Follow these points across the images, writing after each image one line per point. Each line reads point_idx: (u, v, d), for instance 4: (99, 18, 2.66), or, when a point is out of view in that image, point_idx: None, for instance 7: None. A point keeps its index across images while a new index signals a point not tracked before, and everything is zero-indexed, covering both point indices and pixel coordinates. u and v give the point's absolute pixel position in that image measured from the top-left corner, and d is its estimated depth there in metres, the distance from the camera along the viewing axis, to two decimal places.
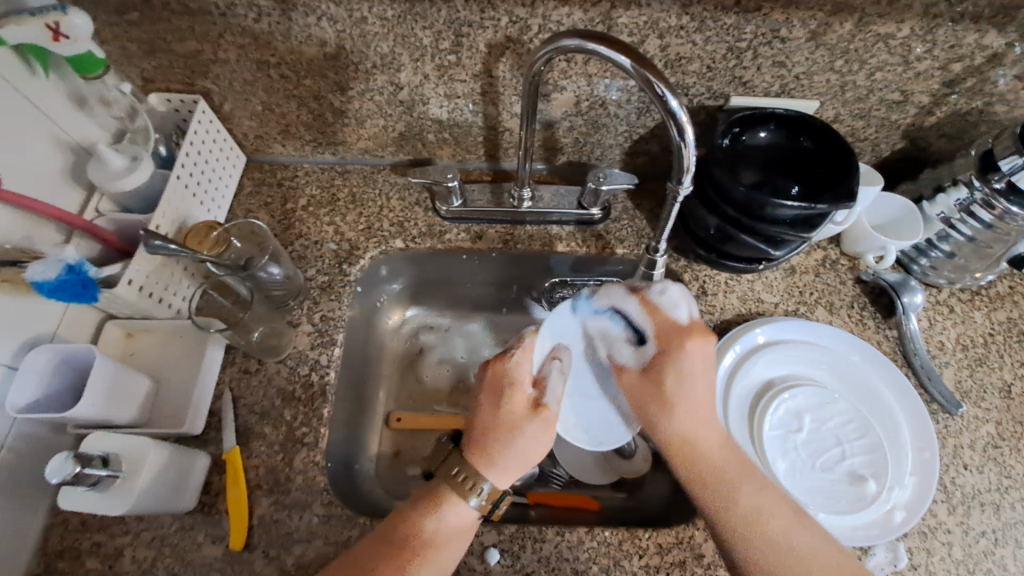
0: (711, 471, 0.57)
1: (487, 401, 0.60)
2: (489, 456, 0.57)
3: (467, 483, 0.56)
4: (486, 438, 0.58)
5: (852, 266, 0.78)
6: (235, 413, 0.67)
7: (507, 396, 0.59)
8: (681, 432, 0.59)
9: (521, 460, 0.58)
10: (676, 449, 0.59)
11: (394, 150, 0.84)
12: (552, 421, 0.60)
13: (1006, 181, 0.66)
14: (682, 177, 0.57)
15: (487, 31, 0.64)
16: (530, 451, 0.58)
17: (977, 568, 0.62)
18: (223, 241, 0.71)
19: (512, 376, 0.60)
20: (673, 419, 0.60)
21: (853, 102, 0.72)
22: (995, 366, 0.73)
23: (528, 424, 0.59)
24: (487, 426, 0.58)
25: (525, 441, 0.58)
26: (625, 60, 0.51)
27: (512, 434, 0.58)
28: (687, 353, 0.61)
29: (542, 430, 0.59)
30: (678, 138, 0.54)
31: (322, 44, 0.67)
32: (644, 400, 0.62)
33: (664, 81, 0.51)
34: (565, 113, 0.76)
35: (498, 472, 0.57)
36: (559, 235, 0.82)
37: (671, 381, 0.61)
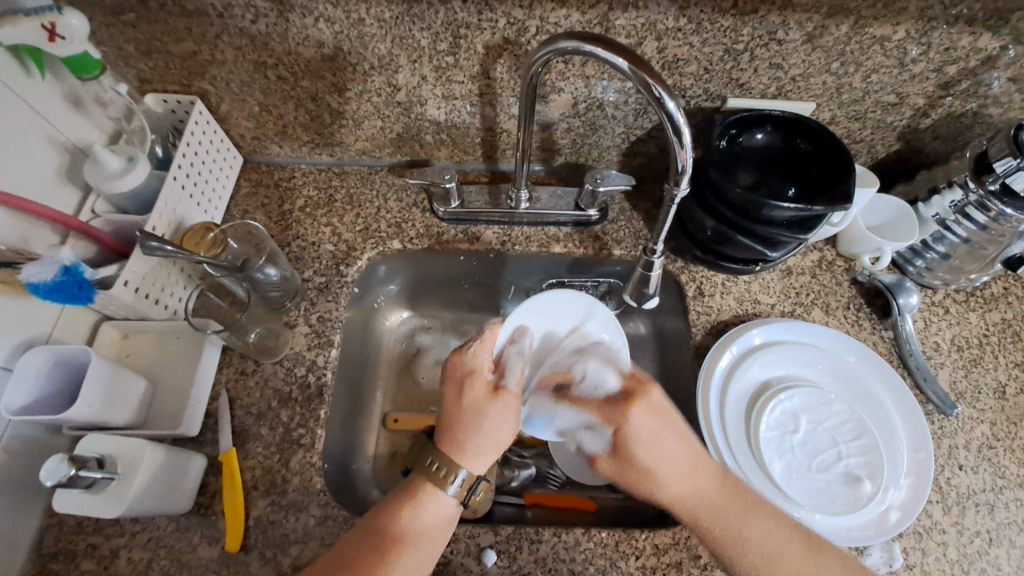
0: (716, 523, 0.57)
1: (449, 392, 0.63)
2: (458, 445, 0.59)
3: (442, 473, 0.57)
4: (453, 428, 0.60)
5: (848, 267, 0.78)
6: (232, 414, 0.67)
7: (467, 384, 0.62)
8: (678, 493, 0.59)
9: (492, 442, 0.60)
10: (678, 505, 0.59)
11: (392, 151, 0.83)
12: (513, 402, 0.63)
13: (1000, 183, 0.67)
14: (679, 178, 0.57)
15: (485, 32, 0.64)
16: (498, 431, 0.61)
17: (972, 568, 0.62)
18: (218, 241, 0.70)
19: (472, 367, 0.64)
20: (667, 480, 0.59)
21: (849, 104, 0.72)
22: (990, 366, 0.74)
23: (491, 406, 0.61)
24: (452, 416, 0.61)
25: (494, 422, 0.61)
26: (622, 61, 0.51)
27: (478, 418, 0.61)
28: (643, 409, 0.62)
29: (507, 409, 0.62)
30: (675, 140, 0.54)
31: (320, 45, 0.67)
32: (622, 470, 0.62)
33: (661, 83, 0.51)
34: (563, 114, 0.76)
35: (471, 457, 0.59)
36: (556, 236, 0.82)
37: (639, 445, 0.61)
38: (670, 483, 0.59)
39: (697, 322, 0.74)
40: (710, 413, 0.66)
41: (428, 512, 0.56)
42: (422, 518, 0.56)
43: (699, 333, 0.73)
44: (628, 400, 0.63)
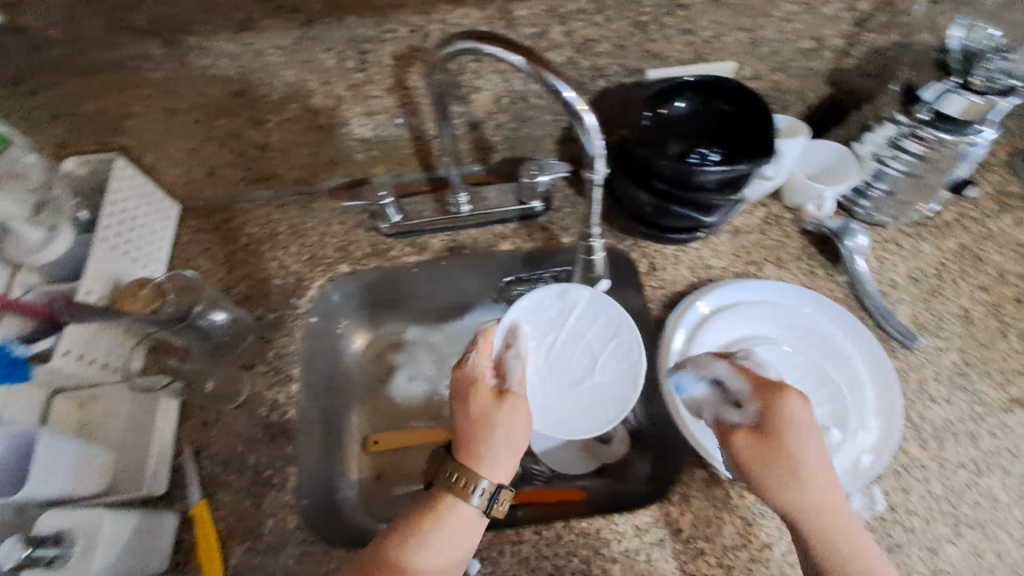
0: (831, 531, 0.51)
1: (459, 405, 0.63)
2: (475, 455, 0.59)
3: (463, 483, 0.57)
4: (467, 438, 0.60)
5: (796, 218, 0.78)
6: (198, 467, 0.67)
7: (472, 394, 0.63)
8: (792, 498, 0.53)
9: (509, 446, 0.60)
10: (796, 504, 0.53)
11: (328, 175, 0.83)
12: (520, 405, 0.64)
13: (932, 110, 0.66)
14: (595, 161, 0.57)
15: (389, 44, 0.63)
16: (511, 436, 0.61)
17: (958, 501, 0.62)
18: (159, 295, 0.68)
19: (474, 375, 0.65)
20: (805, 477, 0.53)
21: (769, 57, 0.71)
22: (952, 295, 0.73)
23: (499, 411, 0.62)
24: (465, 428, 0.61)
25: (508, 428, 0.61)
26: (518, 59, 0.50)
27: (490, 425, 0.61)
28: (796, 414, 0.56)
29: (518, 413, 0.63)
30: (578, 129, 0.53)
31: (227, 82, 0.65)
32: (761, 454, 0.55)
33: (554, 71, 0.51)
34: (488, 111, 0.75)
35: (490, 467, 0.59)
36: (503, 235, 0.82)
37: (791, 431, 0.55)
38: (805, 484, 0.53)
39: (653, 297, 0.74)
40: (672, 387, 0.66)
41: (445, 539, 0.54)
42: (441, 546, 0.54)
43: (656, 308, 0.73)
44: (768, 394, 0.57)
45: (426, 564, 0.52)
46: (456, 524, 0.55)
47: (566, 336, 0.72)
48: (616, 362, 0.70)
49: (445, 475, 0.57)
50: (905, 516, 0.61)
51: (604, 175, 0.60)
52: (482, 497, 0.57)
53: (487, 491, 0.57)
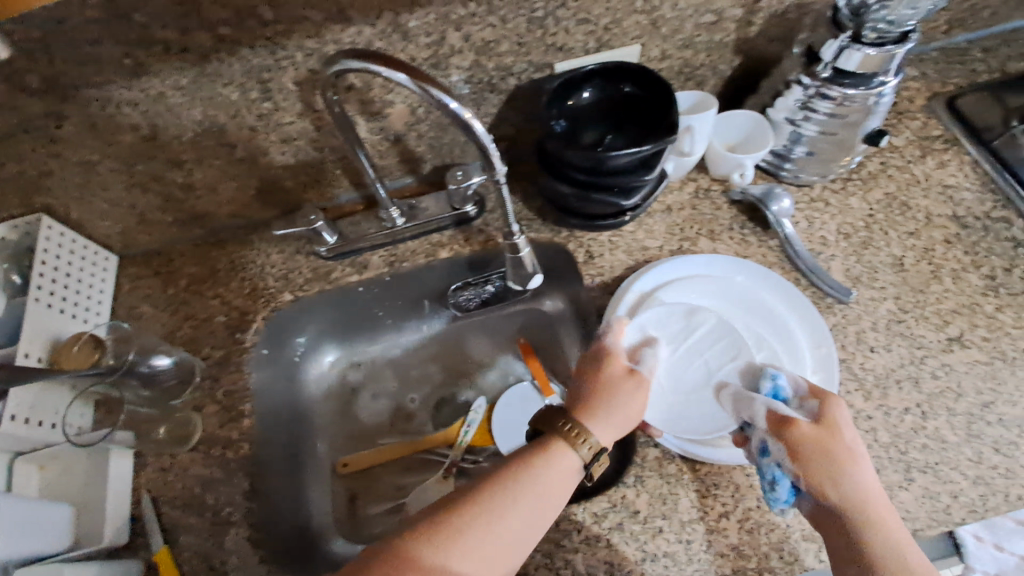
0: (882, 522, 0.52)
1: (585, 369, 0.63)
2: (593, 413, 0.59)
3: (575, 430, 0.56)
4: (586, 403, 0.60)
5: (724, 189, 0.79)
6: (157, 513, 0.67)
7: (608, 361, 0.63)
8: (854, 487, 0.53)
9: (617, 419, 0.59)
10: (856, 493, 0.53)
11: (261, 206, 0.83)
12: (643, 384, 0.61)
13: (832, 68, 0.66)
14: (494, 162, 0.58)
15: (289, 70, 0.63)
16: (627, 409, 0.60)
17: (908, 446, 0.63)
18: (94, 348, 0.70)
19: (605, 351, 0.64)
20: (863, 471, 0.54)
21: (672, 36, 0.72)
22: (882, 244, 0.74)
23: (625, 382, 0.61)
24: (586, 389, 0.61)
25: (624, 401, 0.60)
26: (402, 77, 0.50)
27: (611, 392, 0.60)
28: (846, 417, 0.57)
29: (641, 392, 0.61)
30: (471, 135, 0.54)
31: (135, 128, 0.66)
32: (824, 447, 0.54)
33: (440, 85, 0.51)
34: (407, 124, 0.76)
35: (602, 428, 0.58)
36: (440, 242, 0.83)
37: (846, 433, 0.56)
38: (865, 478, 0.54)
39: (593, 285, 0.74)
40: None
41: (540, 487, 0.53)
42: (538, 491, 0.52)
43: (596, 295, 0.74)
44: (825, 395, 0.58)
45: (513, 509, 0.51)
46: (557, 471, 0.54)
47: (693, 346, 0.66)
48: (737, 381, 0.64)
49: (562, 423, 0.57)
50: None
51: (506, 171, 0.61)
52: (587, 449, 0.56)
53: (595, 446, 0.56)
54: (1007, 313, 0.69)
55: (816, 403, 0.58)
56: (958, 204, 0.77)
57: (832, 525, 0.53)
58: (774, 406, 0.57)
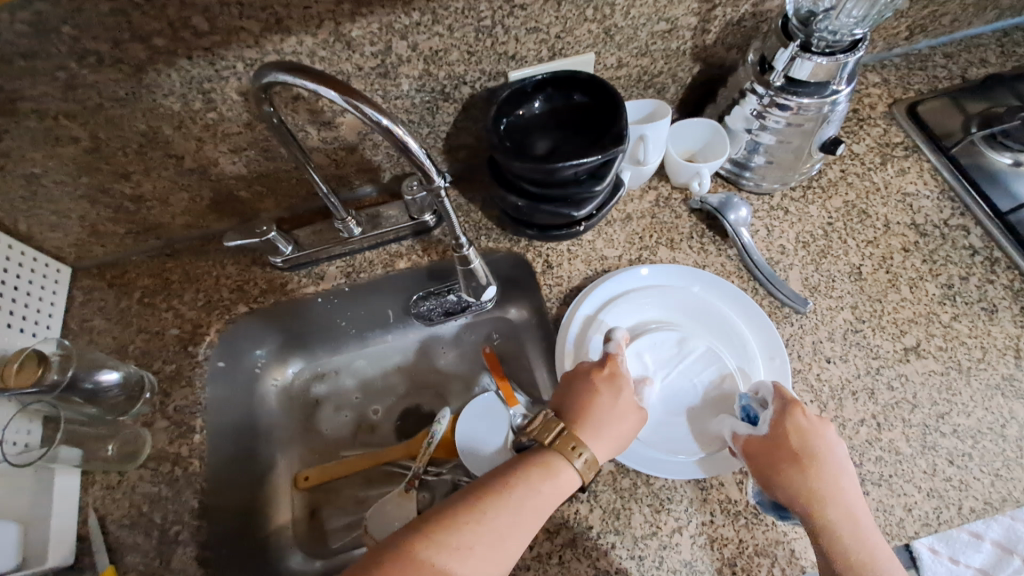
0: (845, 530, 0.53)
1: (596, 384, 0.60)
2: (596, 434, 0.57)
3: (570, 446, 0.56)
4: (578, 416, 0.58)
5: (684, 197, 0.78)
6: (103, 533, 0.65)
7: (619, 383, 0.60)
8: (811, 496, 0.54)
9: (609, 434, 0.57)
10: (814, 500, 0.54)
11: (217, 216, 0.81)
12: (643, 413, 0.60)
13: (784, 77, 0.66)
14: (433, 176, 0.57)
15: (231, 80, 0.62)
16: (626, 436, 0.58)
17: (863, 458, 0.62)
18: (39, 363, 0.66)
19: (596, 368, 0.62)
20: (818, 481, 0.54)
21: (627, 44, 0.72)
22: (841, 252, 0.73)
23: (631, 409, 0.59)
24: (595, 408, 0.58)
25: (619, 417, 0.58)
26: (332, 94, 0.49)
27: (618, 415, 0.58)
28: (806, 425, 0.57)
29: (630, 406, 0.60)
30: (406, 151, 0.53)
31: (77, 140, 0.64)
32: (775, 462, 0.55)
33: (373, 104, 0.50)
34: (360, 133, 0.75)
35: (600, 452, 0.57)
36: (399, 252, 0.82)
37: (801, 446, 0.56)
38: (825, 489, 0.54)
39: (551, 295, 0.73)
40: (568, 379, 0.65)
41: (537, 504, 0.53)
42: (536, 508, 0.53)
43: (554, 305, 0.73)
44: (786, 406, 0.58)
45: (509, 527, 0.51)
46: (552, 488, 0.54)
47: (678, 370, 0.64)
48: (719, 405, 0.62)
49: (560, 439, 0.56)
50: None
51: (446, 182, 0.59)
52: (582, 464, 0.55)
53: (590, 461, 0.56)
54: (963, 322, 0.69)
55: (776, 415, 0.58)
56: (917, 211, 0.76)
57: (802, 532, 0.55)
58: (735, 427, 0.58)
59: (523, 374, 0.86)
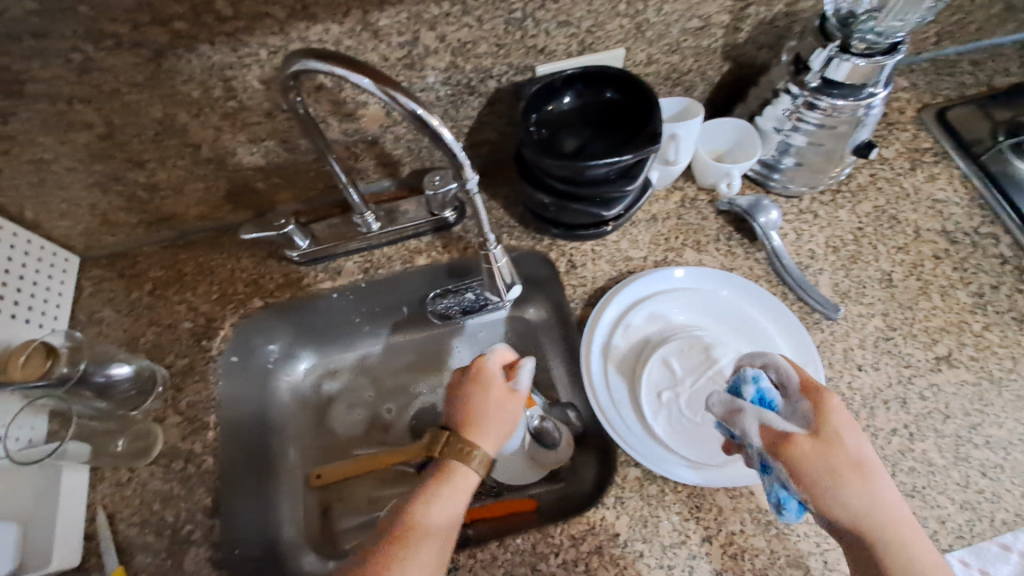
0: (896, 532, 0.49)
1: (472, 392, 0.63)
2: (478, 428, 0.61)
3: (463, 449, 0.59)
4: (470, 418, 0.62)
5: (711, 199, 0.77)
6: (113, 531, 0.63)
7: (486, 387, 0.64)
8: (862, 499, 0.50)
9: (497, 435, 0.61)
10: (848, 504, 0.50)
11: (231, 208, 0.79)
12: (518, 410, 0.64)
13: (820, 78, 0.64)
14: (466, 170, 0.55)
15: (253, 68, 0.60)
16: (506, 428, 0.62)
17: (894, 469, 0.61)
18: (47, 357, 0.64)
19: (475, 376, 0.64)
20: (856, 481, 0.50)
21: (658, 40, 0.70)
22: (871, 258, 0.72)
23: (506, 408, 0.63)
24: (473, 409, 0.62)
25: (502, 421, 0.63)
26: (365, 80, 0.47)
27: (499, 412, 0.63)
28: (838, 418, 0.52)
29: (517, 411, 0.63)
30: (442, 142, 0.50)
31: (90, 126, 0.62)
32: (828, 463, 0.50)
33: (408, 92, 0.48)
34: (382, 126, 0.73)
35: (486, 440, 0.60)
36: (418, 249, 0.80)
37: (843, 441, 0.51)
38: (877, 488, 0.50)
39: (574, 296, 0.72)
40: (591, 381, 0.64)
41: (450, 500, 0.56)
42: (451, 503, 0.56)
43: (578, 306, 0.71)
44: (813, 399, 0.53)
45: (430, 527, 0.55)
46: (463, 483, 0.58)
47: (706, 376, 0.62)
48: None
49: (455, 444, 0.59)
50: None
51: (480, 179, 0.57)
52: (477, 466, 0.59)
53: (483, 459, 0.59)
54: (995, 331, 0.68)
55: (809, 405, 0.53)
56: (948, 219, 0.75)
57: (842, 537, 0.51)
58: (767, 420, 0.52)
59: (542, 374, 0.85)
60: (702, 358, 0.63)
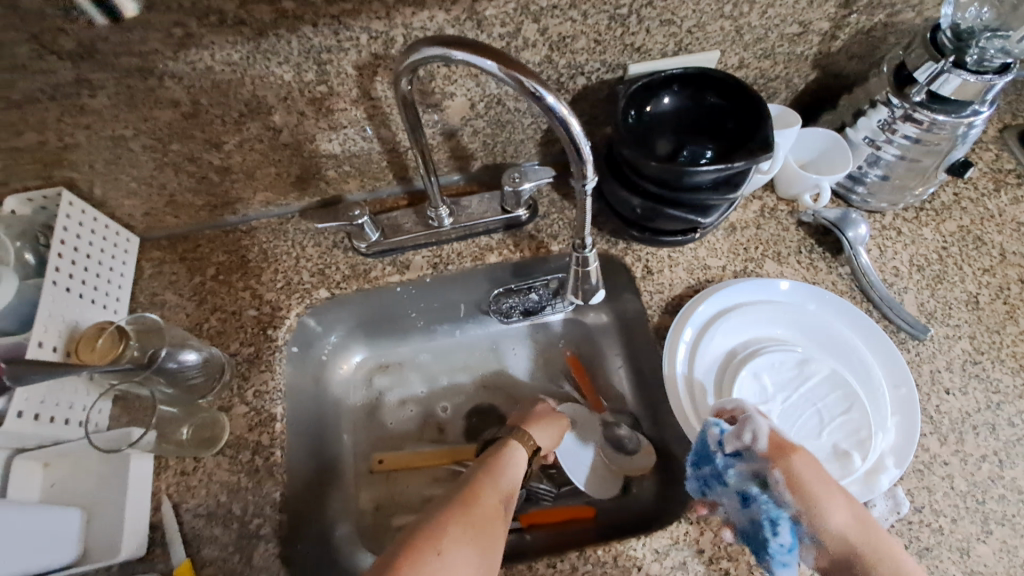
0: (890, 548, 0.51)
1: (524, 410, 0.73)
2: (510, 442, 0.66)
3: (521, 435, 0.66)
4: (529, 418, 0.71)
5: (791, 209, 0.75)
6: (179, 522, 0.62)
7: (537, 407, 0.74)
8: (852, 509, 0.52)
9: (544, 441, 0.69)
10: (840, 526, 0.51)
11: (298, 195, 0.77)
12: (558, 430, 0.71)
13: (926, 92, 0.63)
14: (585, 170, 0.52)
15: (350, 53, 0.59)
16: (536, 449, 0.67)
17: (986, 496, 0.59)
18: (119, 340, 0.63)
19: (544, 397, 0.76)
20: (840, 499, 0.52)
21: (754, 44, 0.68)
22: (956, 279, 0.71)
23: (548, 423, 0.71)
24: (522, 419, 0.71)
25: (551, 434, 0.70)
26: (490, 64, 0.46)
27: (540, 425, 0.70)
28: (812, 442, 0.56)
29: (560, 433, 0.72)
30: (565, 133, 0.48)
31: (176, 104, 0.60)
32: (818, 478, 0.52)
33: (535, 77, 0.46)
34: (464, 118, 0.71)
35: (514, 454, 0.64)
36: (489, 246, 0.78)
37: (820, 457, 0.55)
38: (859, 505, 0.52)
39: (652, 303, 0.70)
40: (680, 395, 0.62)
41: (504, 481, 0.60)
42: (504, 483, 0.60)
43: (656, 314, 0.69)
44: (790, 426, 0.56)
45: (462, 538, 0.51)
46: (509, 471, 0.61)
47: (796, 394, 0.62)
48: (842, 434, 0.59)
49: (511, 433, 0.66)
50: (932, 516, 0.58)
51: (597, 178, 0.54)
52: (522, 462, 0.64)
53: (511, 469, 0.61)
54: None
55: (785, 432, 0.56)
56: None
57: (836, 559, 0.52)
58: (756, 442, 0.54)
59: (604, 381, 0.82)
60: (793, 375, 0.63)
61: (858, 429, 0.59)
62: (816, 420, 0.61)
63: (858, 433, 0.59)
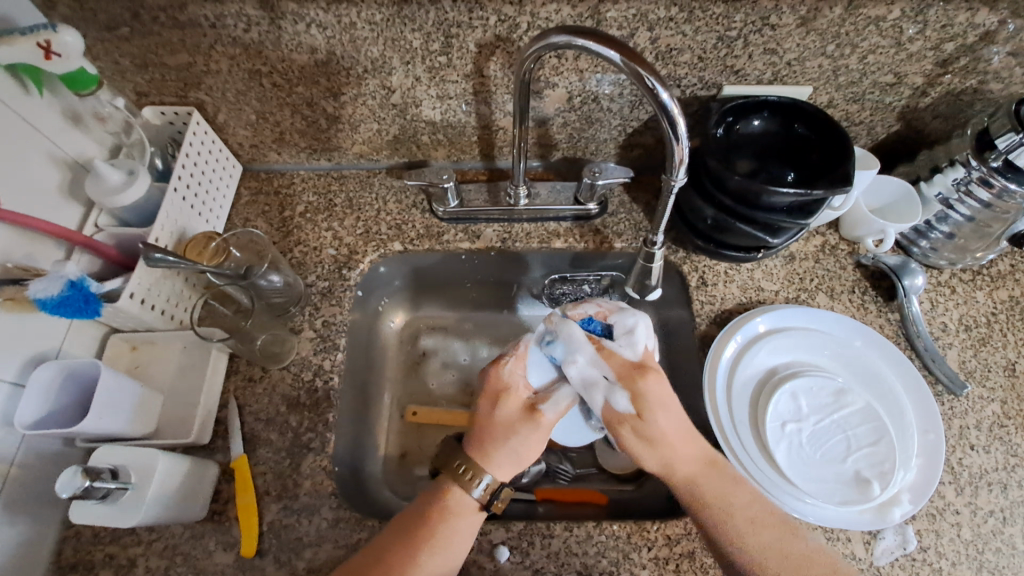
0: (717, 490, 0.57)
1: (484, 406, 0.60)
2: (485, 453, 0.58)
3: (469, 475, 0.57)
4: (481, 439, 0.59)
5: (851, 250, 0.78)
6: (241, 421, 0.68)
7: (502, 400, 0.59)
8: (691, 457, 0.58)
9: (518, 460, 0.58)
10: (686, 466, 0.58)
11: (389, 153, 0.83)
12: (543, 426, 0.59)
13: (1003, 159, 0.66)
14: (676, 169, 0.57)
15: (477, 31, 0.65)
16: (523, 449, 0.58)
17: (985, 547, 0.61)
18: (223, 250, 0.73)
19: (508, 384, 0.60)
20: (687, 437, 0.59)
21: (847, 87, 0.71)
22: (999, 345, 0.72)
23: (521, 426, 0.58)
24: (484, 428, 0.59)
25: (522, 446, 0.58)
26: (614, 54, 0.51)
27: (505, 434, 0.58)
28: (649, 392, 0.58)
29: (533, 435, 0.58)
30: (670, 131, 0.53)
31: (313, 51, 0.67)
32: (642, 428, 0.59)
33: (654, 73, 0.51)
34: (558, 108, 0.76)
35: (494, 466, 0.58)
36: (557, 232, 0.82)
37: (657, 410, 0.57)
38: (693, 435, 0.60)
39: (701, 311, 0.74)
40: (716, 396, 0.67)
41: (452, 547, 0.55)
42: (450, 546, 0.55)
43: (703, 322, 0.73)
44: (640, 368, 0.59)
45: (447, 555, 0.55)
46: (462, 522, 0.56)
47: (827, 419, 0.65)
48: (866, 463, 0.62)
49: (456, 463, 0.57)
50: (934, 557, 0.60)
51: (683, 182, 0.59)
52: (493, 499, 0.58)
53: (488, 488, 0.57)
54: None
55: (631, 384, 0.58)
56: None
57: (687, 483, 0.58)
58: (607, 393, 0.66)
59: None
60: (829, 401, 0.66)
61: (881, 461, 0.62)
62: (843, 446, 0.64)
63: (879, 465, 0.62)
